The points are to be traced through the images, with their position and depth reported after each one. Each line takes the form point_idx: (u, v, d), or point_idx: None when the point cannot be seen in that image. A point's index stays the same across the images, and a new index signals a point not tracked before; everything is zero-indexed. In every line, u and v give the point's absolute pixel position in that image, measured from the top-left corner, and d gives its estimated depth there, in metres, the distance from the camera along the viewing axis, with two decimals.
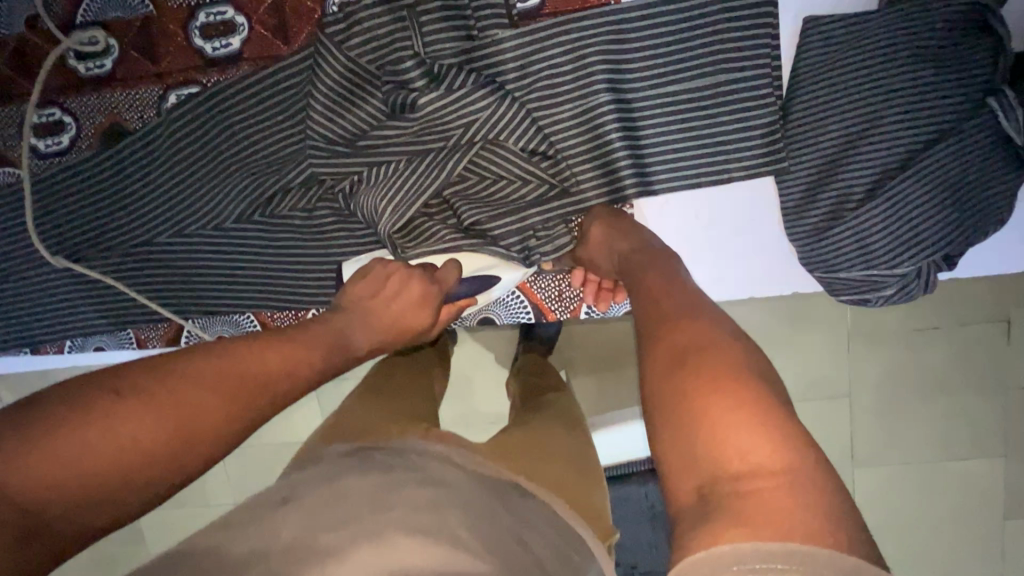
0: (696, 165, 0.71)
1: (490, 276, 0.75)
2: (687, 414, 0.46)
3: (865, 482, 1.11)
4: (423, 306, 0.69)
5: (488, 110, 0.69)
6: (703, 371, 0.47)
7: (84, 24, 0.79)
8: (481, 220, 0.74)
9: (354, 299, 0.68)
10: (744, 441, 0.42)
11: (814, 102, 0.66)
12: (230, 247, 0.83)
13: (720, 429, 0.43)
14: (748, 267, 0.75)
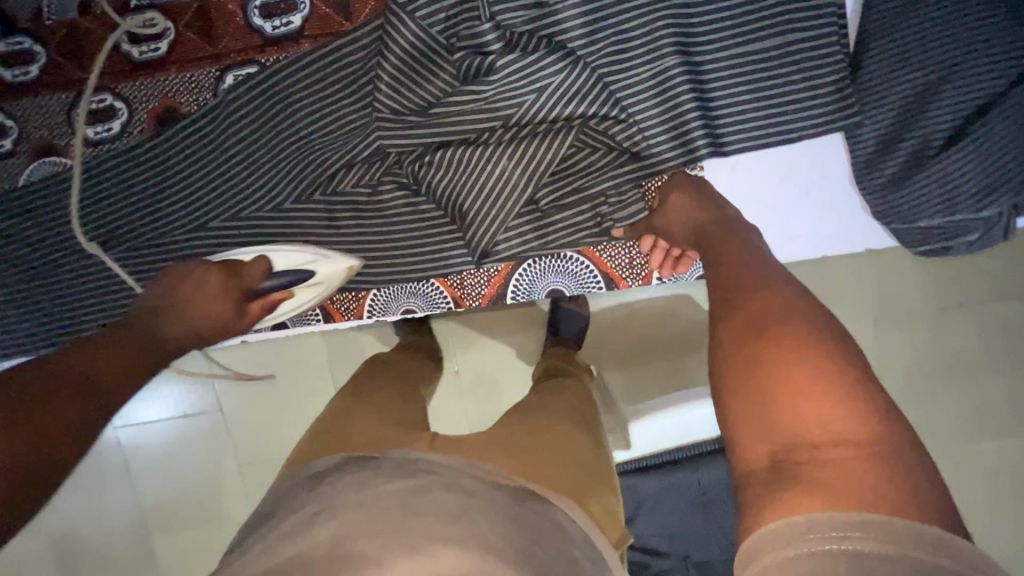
0: (767, 123, 0.71)
1: (304, 270, 0.79)
2: (764, 380, 0.44)
3: None
4: (227, 296, 0.71)
5: (561, 75, 0.69)
6: (787, 341, 0.44)
7: (139, 7, 0.79)
8: (555, 192, 0.74)
9: (160, 292, 0.69)
10: (819, 408, 0.40)
11: (889, 55, 0.67)
12: (289, 230, 0.82)
13: (800, 399, 0.41)
14: (817, 225, 0.77)
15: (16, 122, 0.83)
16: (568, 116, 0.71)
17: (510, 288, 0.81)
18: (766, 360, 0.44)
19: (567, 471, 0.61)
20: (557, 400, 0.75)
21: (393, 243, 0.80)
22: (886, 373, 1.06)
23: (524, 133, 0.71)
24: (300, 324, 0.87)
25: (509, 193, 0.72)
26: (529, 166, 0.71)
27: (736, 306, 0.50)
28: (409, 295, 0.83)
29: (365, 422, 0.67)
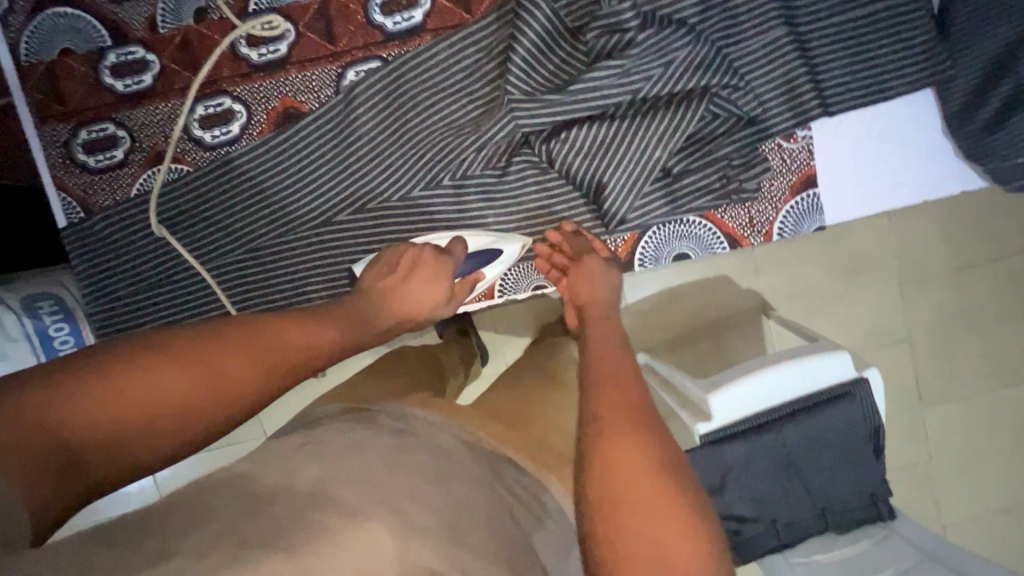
0: (868, 82, 0.78)
1: (490, 248, 0.79)
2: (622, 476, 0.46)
3: (943, 416, 1.18)
4: (439, 284, 0.70)
5: (688, 48, 0.74)
6: (666, 452, 0.48)
7: (259, 12, 0.81)
8: (680, 159, 0.78)
9: (369, 283, 0.69)
10: (659, 508, 0.44)
11: (973, 18, 0.75)
12: (415, 217, 0.83)
13: (638, 503, 0.44)
14: (920, 172, 0.81)
15: (129, 132, 0.83)
16: (694, 87, 0.76)
17: (637, 256, 0.84)
18: (643, 459, 0.46)
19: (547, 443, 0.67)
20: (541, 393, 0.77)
21: (523, 221, 0.82)
22: (941, 317, 1.16)
23: (653, 105, 0.76)
24: None
25: (645, 162, 0.77)
26: (662, 134, 0.76)
27: (610, 403, 0.51)
28: (540, 272, 0.85)
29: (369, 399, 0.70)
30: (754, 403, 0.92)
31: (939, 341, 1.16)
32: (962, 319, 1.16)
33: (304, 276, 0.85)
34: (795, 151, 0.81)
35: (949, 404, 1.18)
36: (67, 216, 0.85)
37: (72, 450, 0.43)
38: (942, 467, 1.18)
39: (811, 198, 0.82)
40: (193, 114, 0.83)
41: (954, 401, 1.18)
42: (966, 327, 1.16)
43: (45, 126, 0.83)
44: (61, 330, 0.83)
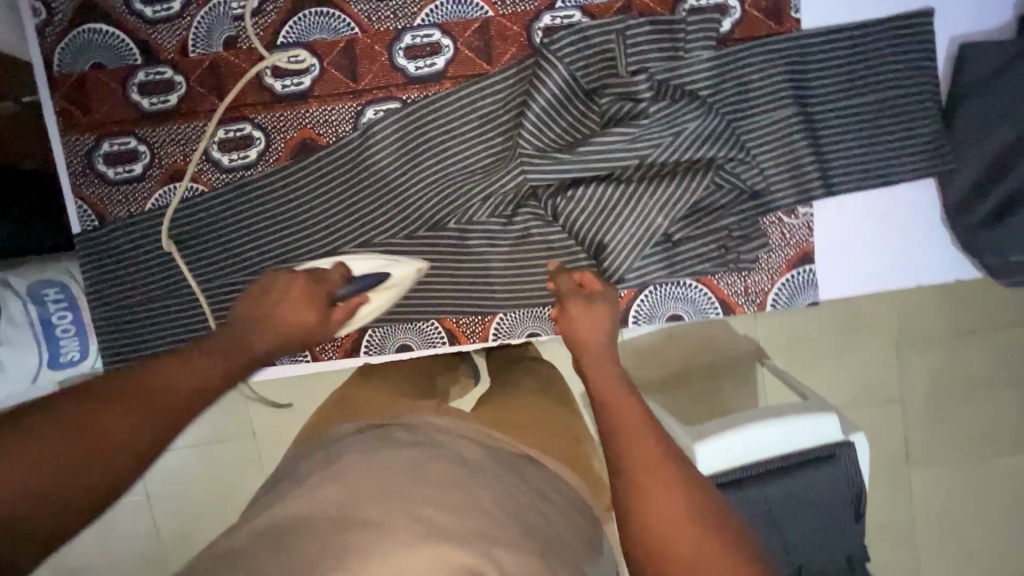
0: (872, 167, 0.80)
1: (374, 273, 0.75)
2: (646, 518, 0.49)
3: (922, 481, 1.18)
4: (313, 305, 0.66)
5: (697, 121, 0.77)
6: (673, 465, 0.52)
7: (287, 45, 0.83)
8: (683, 226, 0.80)
9: (243, 315, 0.64)
10: (681, 534, 0.48)
11: (979, 116, 0.77)
12: (419, 256, 0.85)
13: (661, 529, 0.48)
14: (915, 258, 0.83)
15: (149, 147, 0.86)
16: (699, 159, 0.78)
17: (632, 313, 0.86)
18: (654, 489, 0.50)
19: (541, 441, 0.74)
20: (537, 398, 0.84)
21: (524, 270, 0.84)
22: (931, 390, 1.17)
23: (659, 171, 0.79)
24: (427, 347, 0.88)
25: (645, 226, 0.79)
26: (666, 201, 0.78)
27: (619, 448, 0.54)
28: (536, 320, 0.87)
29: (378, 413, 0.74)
30: (743, 455, 0.93)
31: (924, 410, 1.17)
32: (949, 389, 1.17)
33: None
34: (795, 227, 0.83)
35: (928, 469, 1.18)
36: (81, 223, 0.87)
37: (32, 487, 0.44)
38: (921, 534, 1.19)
39: (806, 273, 0.83)
40: (213, 136, 0.85)
41: (937, 470, 1.18)
42: (953, 398, 1.17)
43: (69, 135, 0.86)
44: (65, 318, 0.86)
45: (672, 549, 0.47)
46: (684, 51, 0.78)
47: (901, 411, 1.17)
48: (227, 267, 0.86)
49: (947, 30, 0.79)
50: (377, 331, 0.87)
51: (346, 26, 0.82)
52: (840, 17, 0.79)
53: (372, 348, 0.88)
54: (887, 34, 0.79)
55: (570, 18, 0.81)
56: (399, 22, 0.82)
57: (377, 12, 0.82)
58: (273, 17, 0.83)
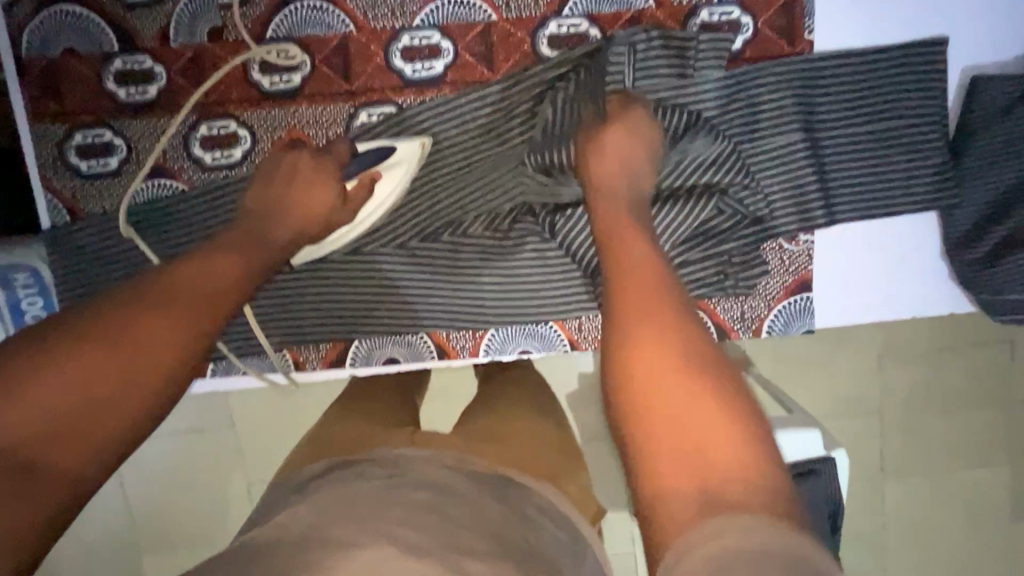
0: (874, 198, 0.79)
1: (383, 149, 0.77)
2: (642, 380, 0.44)
3: (897, 492, 1.17)
4: (325, 186, 0.72)
5: (701, 147, 0.75)
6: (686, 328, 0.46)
7: (276, 39, 0.78)
8: (683, 254, 0.78)
9: (256, 200, 0.70)
10: (681, 401, 0.42)
11: (984, 152, 0.76)
12: (410, 268, 0.82)
13: (658, 388, 0.43)
14: (911, 290, 0.82)
15: (126, 141, 0.81)
16: (698, 191, 0.76)
17: None
18: (656, 352, 0.45)
19: (541, 459, 0.66)
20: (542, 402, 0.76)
21: (518, 288, 0.82)
22: (909, 402, 1.15)
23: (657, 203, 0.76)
24: (414, 361, 0.85)
25: None
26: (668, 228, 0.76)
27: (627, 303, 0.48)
28: (527, 337, 0.84)
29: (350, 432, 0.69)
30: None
31: (904, 421, 1.15)
32: (932, 405, 1.15)
33: (287, 314, 0.83)
34: (795, 253, 0.81)
35: (905, 480, 1.16)
36: (52, 218, 0.82)
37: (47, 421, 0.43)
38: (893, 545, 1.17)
39: (803, 301, 0.82)
40: (195, 133, 0.81)
41: (915, 481, 1.16)
42: (937, 413, 1.15)
43: (38, 124, 0.80)
44: (34, 304, 0.84)
45: (666, 411, 0.42)
46: (693, 71, 0.76)
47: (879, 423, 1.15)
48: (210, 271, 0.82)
49: (961, 60, 0.77)
50: (363, 343, 0.85)
51: (340, 21, 0.78)
52: (856, 40, 0.77)
53: (358, 360, 0.85)
54: (900, 61, 0.76)
55: (577, 27, 0.77)
56: (396, 21, 0.77)
57: (374, 9, 0.77)
58: (262, 8, 0.78)
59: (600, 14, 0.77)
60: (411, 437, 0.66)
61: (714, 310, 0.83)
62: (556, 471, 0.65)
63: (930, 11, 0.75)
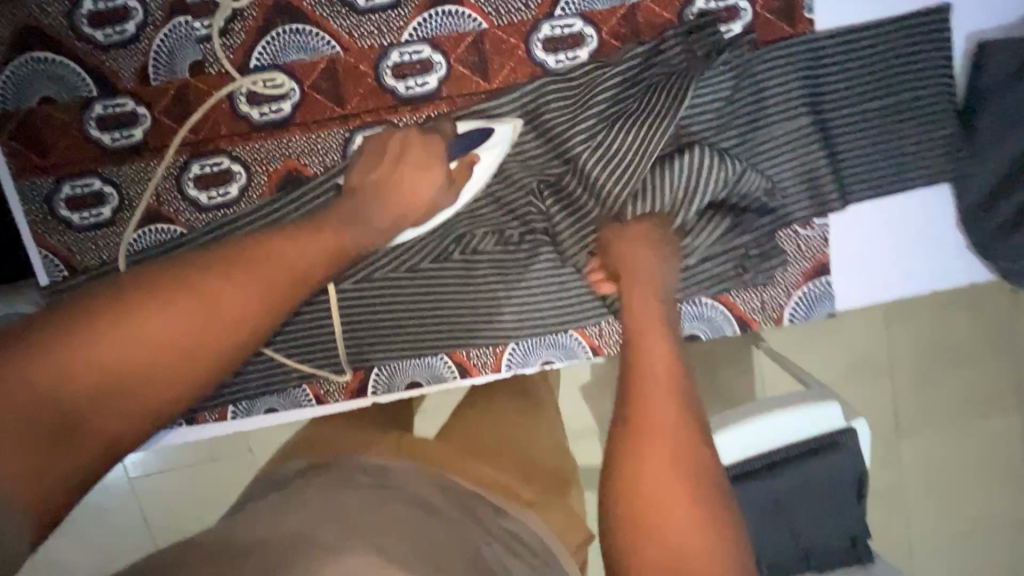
0: (886, 175, 0.78)
1: (483, 128, 0.73)
2: (636, 467, 0.51)
3: (910, 452, 1.11)
4: (429, 167, 0.68)
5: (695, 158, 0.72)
6: (693, 447, 0.51)
7: (260, 68, 0.75)
8: (698, 258, 0.77)
9: (368, 182, 0.68)
10: (662, 497, 0.49)
11: (998, 117, 0.74)
12: (424, 290, 0.80)
13: (645, 481, 0.50)
14: (929, 263, 0.81)
15: (117, 188, 0.78)
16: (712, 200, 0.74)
17: None
18: (656, 448, 0.51)
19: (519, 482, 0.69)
20: (522, 430, 0.78)
21: (536, 300, 0.81)
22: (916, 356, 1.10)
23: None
24: (437, 383, 0.84)
25: None
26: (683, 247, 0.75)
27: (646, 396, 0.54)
28: (548, 347, 0.83)
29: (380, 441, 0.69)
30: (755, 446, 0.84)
31: (914, 377, 1.09)
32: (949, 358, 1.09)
33: (300, 350, 0.81)
34: (811, 238, 0.80)
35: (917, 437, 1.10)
36: (48, 274, 0.79)
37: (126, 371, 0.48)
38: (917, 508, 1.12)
39: (822, 285, 0.82)
40: (188, 173, 0.78)
41: (930, 439, 1.11)
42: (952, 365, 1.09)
43: (23, 178, 0.77)
44: None
45: (649, 501, 0.49)
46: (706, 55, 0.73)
47: (886, 385, 1.10)
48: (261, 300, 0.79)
49: (965, 26, 0.75)
50: (383, 370, 0.83)
51: (326, 44, 0.75)
52: (857, 15, 0.75)
53: (379, 388, 0.84)
54: (904, 34, 0.75)
55: (571, 27, 0.75)
56: (384, 38, 0.75)
57: (360, 28, 0.74)
58: (243, 37, 0.74)
59: (594, 12, 0.74)
60: (399, 448, 0.67)
61: (735, 302, 0.82)
62: (532, 497, 0.68)
63: None
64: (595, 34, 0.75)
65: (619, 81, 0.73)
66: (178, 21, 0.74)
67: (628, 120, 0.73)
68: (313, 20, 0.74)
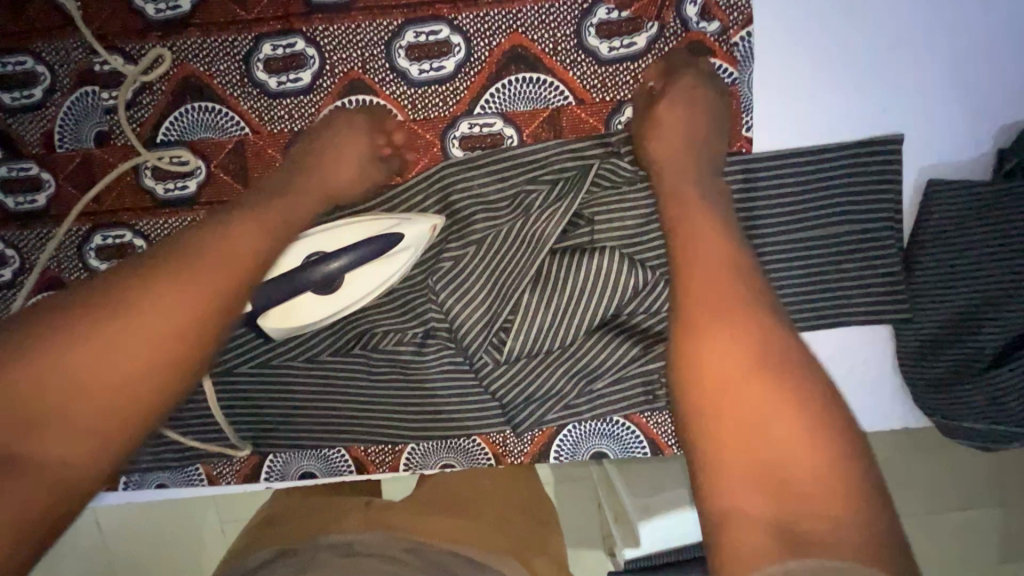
0: (818, 308, 0.72)
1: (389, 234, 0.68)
2: (699, 391, 0.44)
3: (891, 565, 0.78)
4: (360, 142, 0.68)
5: (609, 270, 0.67)
6: (789, 375, 0.44)
7: (167, 143, 0.72)
8: (605, 381, 0.72)
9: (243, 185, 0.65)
10: (778, 430, 0.42)
11: (944, 261, 0.68)
12: (321, 383, 0.76)
13: (721, 405, 0.43)
14: (864, 403, 0.76)
15: (17, 251, 0.76)
16: (621, 320, 0.70)
17: (552, 450, 0.78)
18: (747, 373, 0.44)
19: (501, 534, 0.64)
20: (502, 481, 0.75)
21: (437, 406, 0.76)
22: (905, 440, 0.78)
23: (543, 361, 0.71)
24: (330, 476, 0.80)
25: (555, 391, 0.72)
26: (587, 369, 0.71)
27: (689, 250, 0.51)
28: (449, 451, 0.80)
29: (298, 521, 0.67)
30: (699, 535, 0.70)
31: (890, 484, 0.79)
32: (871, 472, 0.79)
33: (191, 433, 0.78)
34: None
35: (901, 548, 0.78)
36: None
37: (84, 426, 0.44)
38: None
39: None
40: (89, 243, 0.75)
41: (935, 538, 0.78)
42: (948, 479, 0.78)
43: None
44: None
45: (725, 413, 0.43)
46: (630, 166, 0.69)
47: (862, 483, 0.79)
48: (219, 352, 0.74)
49: (917, 159, 0.70)
50: (277, 458, 0.80)
51: (234, 124, 0.72)
52: (801, 137, 0.69)
53: (273, 474, 0.81)
54: (850, 163, 0.69)
55: (490, 126, 0.70)
56: (294, 123, 0.71)
57: (270, 111, 0.71)
58: (151, 111, 0.72)
59: (515, 113, 0.70)
60: (364, 517, 0.64)
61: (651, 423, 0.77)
62: (517, 544, 0.63)
63: (882, 107, 0.68)
64: (516, 134, 0.70)
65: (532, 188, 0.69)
66: (86, 90, 0.71)
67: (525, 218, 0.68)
68: (222, 99, 0.71)
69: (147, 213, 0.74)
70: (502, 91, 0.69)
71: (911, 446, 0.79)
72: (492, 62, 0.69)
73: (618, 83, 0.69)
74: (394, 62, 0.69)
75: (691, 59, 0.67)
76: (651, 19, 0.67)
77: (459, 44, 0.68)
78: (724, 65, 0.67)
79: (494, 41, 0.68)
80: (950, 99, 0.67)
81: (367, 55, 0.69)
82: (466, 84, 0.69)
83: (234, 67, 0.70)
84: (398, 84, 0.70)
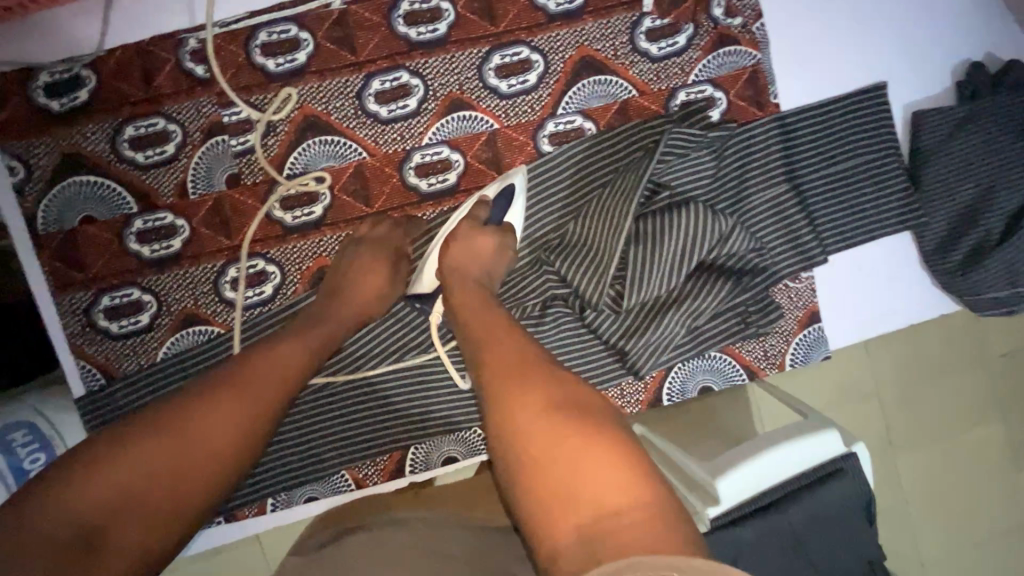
0: (855, 230, 0.88)
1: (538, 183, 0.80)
2: (506, 386, 0.56)
3: (905, 463, 1.03)
4: (378, 278, 0.78)
5: (693, 219, 0.79)
6: (560, 390, 0.55)
7: (293, 175, 0.82)
8: (704, 317, 0.84)
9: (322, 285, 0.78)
10: (579, 476, 0.49)
11: (940, 170, 0.87)
12: (454, 368, 0.84)
13: (542, 456, 0.51)
14: (904, 304, 0.92)
15: (155, 296, 0.81)
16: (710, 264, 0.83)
17: (665, 392, 0.90)
18: (543, 437, 0.52)
19: None
20: None
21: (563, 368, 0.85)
22: (900, 367, 1.01)
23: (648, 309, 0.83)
24: (472, 456, 0.87)
25: (665, 335, 0.83)
26: (690, 310, 0.83)
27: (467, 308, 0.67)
28: None
29: (357, 513, 0.76)
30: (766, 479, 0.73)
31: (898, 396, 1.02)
32: (874, 396, 1.02)
33: (339, 436, 0.84)
34: (801, 290, 0.89)
35: (916, 448, 1.03)
36: (86, 383, 0.81)
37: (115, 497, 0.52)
38: (925, 528, 1.03)
39: (816, 331, 0.90)
40: (224, 276, 0.82)
41: (921, 447, 1.03)
42: (932, 390, 1.03)
43: (63, 295, 0.80)
44: (38, 461, 0.75)
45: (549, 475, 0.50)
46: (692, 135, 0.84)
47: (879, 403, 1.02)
48: (366, 350, 0.82)
49: (901, 101, 0.89)
50: (419, 448, 0.86)
51: (353, 151, 0.82)
52: (816, 96, 0.87)
53: (417, 466, 0.87)
54: (856, 110, 0.87)
55: (572, 123, 0.84)
56: (406, 142, 0.83)
57: (383, 135, 0.82)
58: (277, 149, 0.81)
59: (592, 109, 0.85)
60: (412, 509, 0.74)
61: (744, 350, 0.90)
62: None
63: (869, 65, 0.87)
64: (594, 126, 0.85)
65: (617, 169, 0.83)
66: (216, 140, 0.81)
67: (615, 190, 0.81)
68: (340, 131, 0.82)
69: (277, 240, 0.82)
70: (578, 93, 0.84)
71: (918, 341, 1.01)
72: (568, 70, 0.84)
73: (669, 74, 0.85)
74: (486, 81, 0.83)
75: (724, 48, 0.85)
76: (687, 22, 0.84)
77: (539, 60, 0.83)
78: (749, 49, 0.85)
79: (566, 54, 0.83)
80: (916, 52, 0.88)
81: (463, 78, 0.82)
82: (549, 91, 0.84)
83: (348, 102, 0.81)
84: (492, 98, 0.83)
